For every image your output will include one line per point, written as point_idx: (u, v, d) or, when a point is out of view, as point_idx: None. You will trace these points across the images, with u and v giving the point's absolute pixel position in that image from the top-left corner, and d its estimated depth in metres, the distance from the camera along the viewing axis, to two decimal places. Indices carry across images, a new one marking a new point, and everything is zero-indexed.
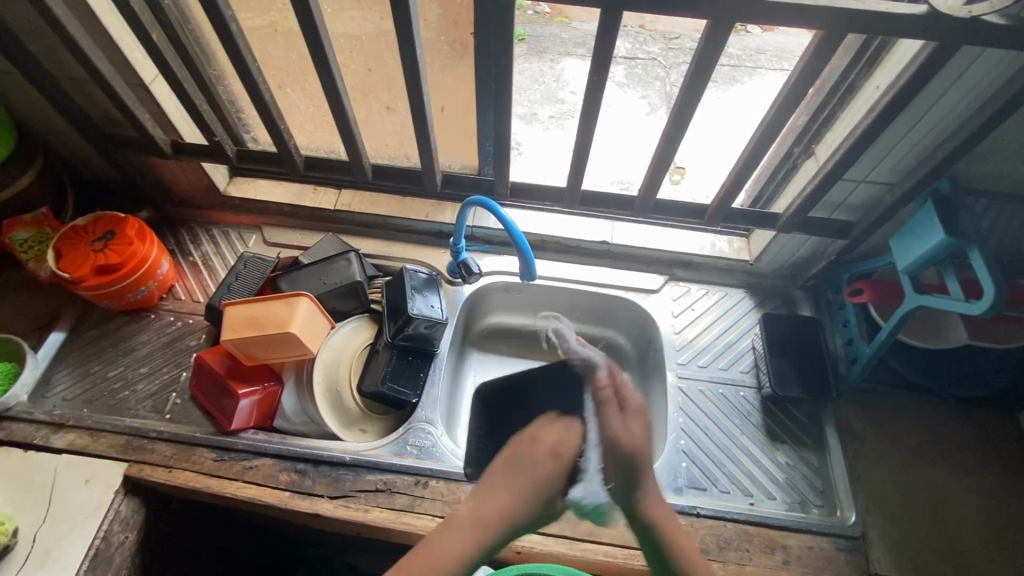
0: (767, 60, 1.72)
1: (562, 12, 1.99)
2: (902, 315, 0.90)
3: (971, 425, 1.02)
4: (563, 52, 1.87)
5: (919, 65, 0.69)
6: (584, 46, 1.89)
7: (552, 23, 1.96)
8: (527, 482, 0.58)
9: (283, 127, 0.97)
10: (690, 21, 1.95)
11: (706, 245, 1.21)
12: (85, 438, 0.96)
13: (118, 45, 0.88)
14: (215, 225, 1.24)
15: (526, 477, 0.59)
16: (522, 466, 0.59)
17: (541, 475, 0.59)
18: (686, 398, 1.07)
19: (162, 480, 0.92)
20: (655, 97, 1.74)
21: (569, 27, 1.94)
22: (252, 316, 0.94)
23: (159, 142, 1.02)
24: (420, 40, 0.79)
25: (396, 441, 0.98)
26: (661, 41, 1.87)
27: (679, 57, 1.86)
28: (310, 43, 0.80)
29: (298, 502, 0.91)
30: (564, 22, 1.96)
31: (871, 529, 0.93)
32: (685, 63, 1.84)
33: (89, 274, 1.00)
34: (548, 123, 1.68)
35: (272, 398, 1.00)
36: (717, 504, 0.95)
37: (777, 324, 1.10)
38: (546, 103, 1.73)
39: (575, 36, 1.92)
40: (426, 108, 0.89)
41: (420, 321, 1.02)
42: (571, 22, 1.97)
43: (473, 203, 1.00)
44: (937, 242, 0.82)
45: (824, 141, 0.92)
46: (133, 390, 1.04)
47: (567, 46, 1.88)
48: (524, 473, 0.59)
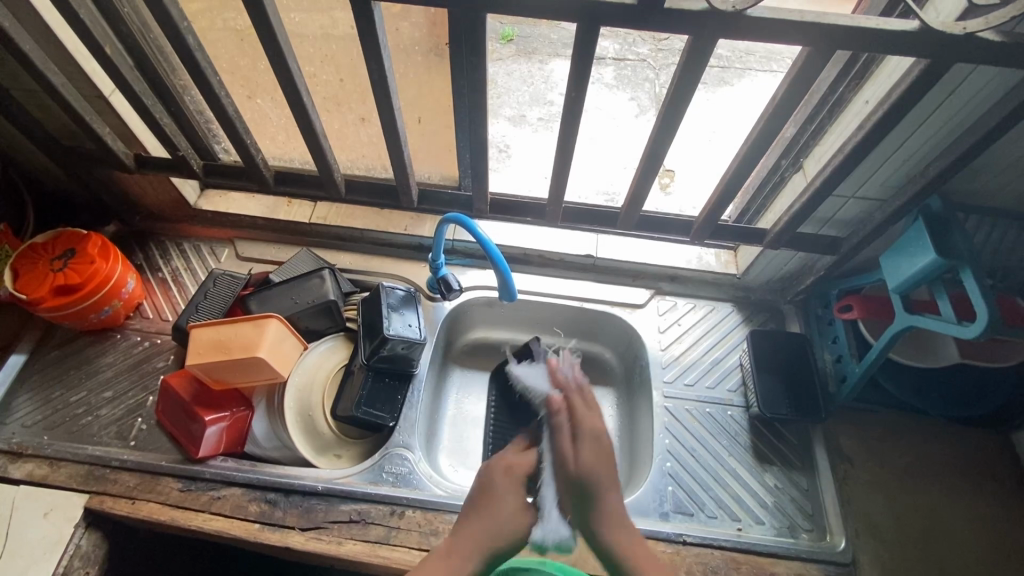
0: (757, 61, 1.69)
1: None
2: (891, 335, 0.88)
3: (962, 445, 1.00)
4: (551, 53, 1.84)
5: (909, 83, 0.66)
6: None
7: (541, 24, 1.92)
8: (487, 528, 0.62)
9: (250, 141, 0.92)
10: None
11: (693, 258, 1.18)
12: (44, 468, 0.92)
13: (72, 57, 0.84)
14: (185, 239, 1.19)
15: (489, 519, 0.63)
16: (488, 511, 0.63)
17: (512, 509, 0.64)
18: (672, 418, 1.04)
19: (125, 513, 0.88)
20: (645, 99, 1.71)
21: (558, 28, 1.91)
22: (219, 339, 0.90)
23: (121, 156, 0.98)
24: (388, 53, 0.75)
25: (371, 467, 0.94)
26: (650, 42, 1.84)
27: (668, 58, 1.83)
28: (273, 56, 0.76)
29: (267, 534, 0.87)
30: (552, 23, 1.93)
31: (862, 555, 0.90)
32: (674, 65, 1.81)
33: (48, 294, 0.96)
34: (536, 125, 1.65)
35: (241, 424, 0.96)
36: (704, 530, 0.92)
37: (766, 340, 1.07)
38: (534, 105, 1.69)
39: (563, 38, 1.89)
40: (398, 122, 0.84)
41: (396, 342, 0.98)
42: (560, 23, 1.94)
43: (449, 221, 0.95)
44: (929, 262, 0.79)
45: (812, 156, 0.89)
46: (96, 416, 0.99)
47: (556, 47, 1.85)
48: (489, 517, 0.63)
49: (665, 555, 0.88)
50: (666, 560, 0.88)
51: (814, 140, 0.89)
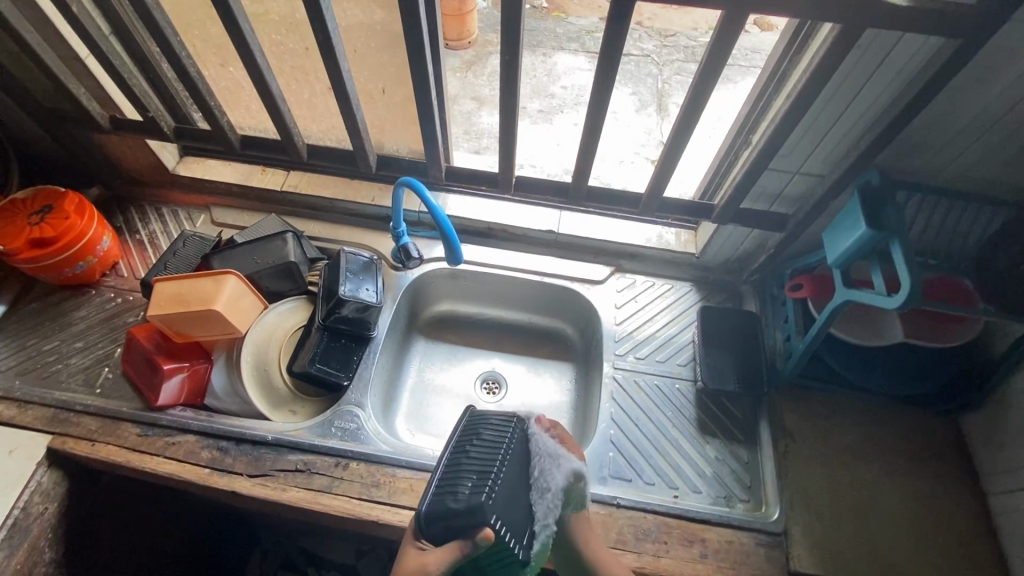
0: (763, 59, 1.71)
1: (559, 7, 2.01)
2: (832, 309, 0.89)
3: (907, 425, 1.01)
4: (556, 47, 1.88)
5: (828, 50, 0.67)
6: (577, 42, 1.90)
7: (548, 18, 1.97)
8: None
9: (214, 103, 0.96)
10: (686, 21, 1.96)
11: (653, 236, 1.20)
12: (13, 410, 0.97)
13: (43, 15, 0.88)
14: (164, 204, 1.24)
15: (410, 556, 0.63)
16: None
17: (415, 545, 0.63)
18: (619, 388, 1.06)
19: (85, 453, 0.93)
20: (646, 94, 1.74)
21: (564, 22, 1.96)
22: (179, 292, 0.94)
23: (96, 116, 1.02)
24: (331, 15, 0.77)
25: (321, 422, 0.98)
26: (656, 39, 1.90)
27: (674, 56, 1.88)
28: (223, 16, 0.79)
29: (215, 478, 0.91)
30: (560, 17, 1.98)
31: (794, 526, 0.91)
32: (678, 62, 1.85)
33: (24, 246, 1.01)
34: (536, 117, 1.67)
35: (201, 376, 1.00)
36: (640, 495, 0.94)
37: (718, 317, 1.09)
38: (536, 97, 1.72)
39: (569, 32, 1.93)
40: (348, 87, 0.87)
41: (351, 304, 1.02)
42: (567, 17, 1.98)
43: (402, 185, 0.98)
44: (860, 234, 0.80)
45: (758, 131, 0.91)
46: (66, 364, 1.04)
47: (560, 41, 1.89)
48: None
49: (597, 516, 0.90)
50: (598, 521, 0.90)
51: (761, 115, 0.90)
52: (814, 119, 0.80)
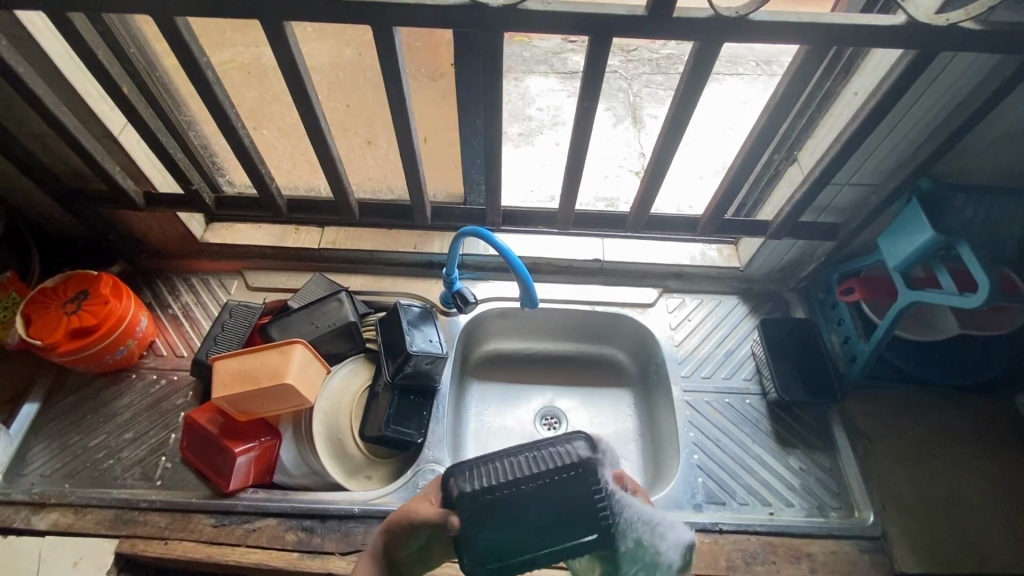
0: (724, 65, 1.73)
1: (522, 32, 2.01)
2: (898, 311, 0.92)
3: (973, 413, 1.04)
4: (525, 70, 1.85)
5: (901, 72, 0.70)
6: (546, 63, 1.88)
7: (513, 44, 1.94)
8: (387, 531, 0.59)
9: (264, 170, 0.92)
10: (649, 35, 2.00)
11: (696, 254, 1.22)
12: (70, 516, 0.90)
13: (82, 99, 0.84)
14: (193, 274, 1.19)
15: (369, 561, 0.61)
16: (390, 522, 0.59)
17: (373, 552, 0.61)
18: (693, 411, 1.06)
19: (159, 554, 0.87)
20: (620, 108, 1.75)
21: (529, 45, 1.93)
22: (245, 369, 0.89)
23: (131, 194, 0.97)
24: (406, 74, 0.75)
25: (405, 485, 0.94)
26: (620, 54, 1.88)
27: (640, 69, 1.86)
28: (292, 87, 0.76)
29: (307, 562, 0.86)
30: (525, 41, 1.97)
31: (891, 527, 0.93)
32: (645, 74, 1.84)
33: (63, 338, 0.94)
34: (518, 140, 1.66)
35: (270, 454, 0.95)
36: (738, 517, 0.94)
37: (776, 328, 1.11)
38: (513, 122, 1.71)
39: (535, 55, 1.90)
40: (414, 144, 0.85)
41: (420, 358, 0.98)
42: (532, 41, 1.96)
43: (466, 234, 0.96)
44: (928, 239, 0.83)
45: (807, 148, 0.94)
46: (118, 458, 0.97)
47: (529, 64, 1.86)
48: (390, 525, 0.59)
49: (704, 546, 0.90)
50: (705, 550, 0.90)
51: (807, 132, 0.94)
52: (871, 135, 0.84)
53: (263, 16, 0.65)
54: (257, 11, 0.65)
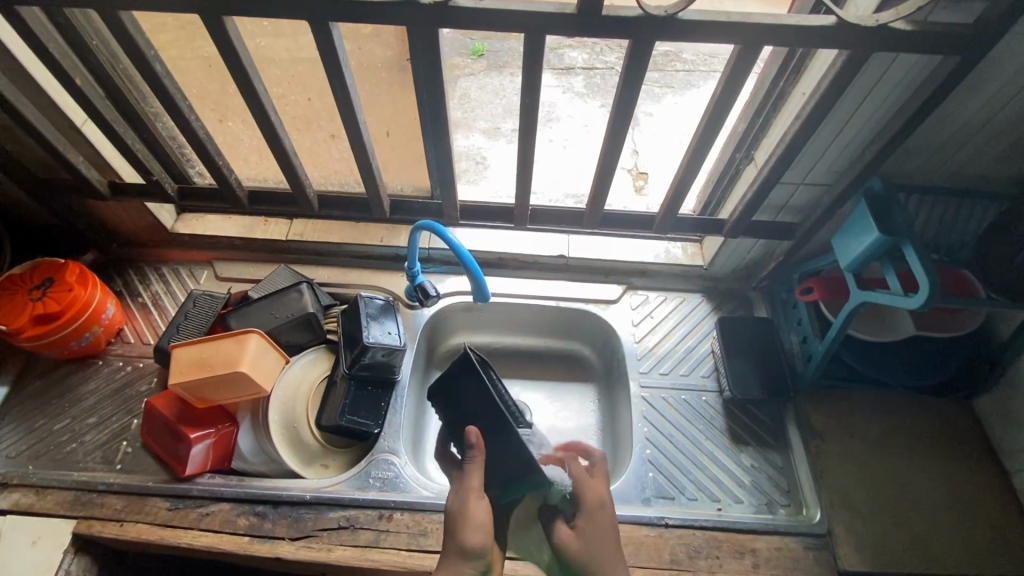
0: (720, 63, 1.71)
1: None
2: (849, 311, 0.92)
3: (926, 414, 1.05)
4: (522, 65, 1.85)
5: (836, 73, 0.71)
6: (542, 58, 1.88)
7: (511, 39, 1.92)
8: (468, 540, 0.63)
9: (222, 162, 0.94)
10: None
11: (661, 252, 1.22)
12: (31, 497, 0.93)
13: (43, 91, 0.86)
14: (163, 264, 1.21)
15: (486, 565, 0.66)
16: (460, 525, 0.64)
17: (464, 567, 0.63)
18: (649, 407, 1.07)
19: (115, 535, 0.89)
20: None
21: None
22: (201, 357, 0.91)
23: (96, 184, 0.99)
24: (349, 68, 0.76)
25: (358, 474, 0.96)
26: (617, 51, 1.86)
27: None
28: (239, 82, 0.77)
29: (257, 546, 0.89)
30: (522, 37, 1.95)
31: (837, 525, 0.94)
32: None
33: (28, 324, 0.97)
34: (510, 136, 1.64)
35: (227, 440, 0.97)
36: (686, 512, 0.95)
37: (735, 327, 1.11)
38: (507, 116, 1.71)
39: None
40: (364, 136, 0.86)
41: (377, 349, 1.01)
42: None
43: (423, 228, 0.97)
44: (873, 239, 0.84)
45: (762, 147, 0.94)
46: (81, 442, 0.99)
47: None
48: (463, 532, 0.63)
49: (648, 539, 0.91)
50: (649, 544, 0.91)
51: (763, 132, 0.94)
52: (819, 135, 0.84)
53: (202, 10, 0.67)
54: (195, 5, 0.66)
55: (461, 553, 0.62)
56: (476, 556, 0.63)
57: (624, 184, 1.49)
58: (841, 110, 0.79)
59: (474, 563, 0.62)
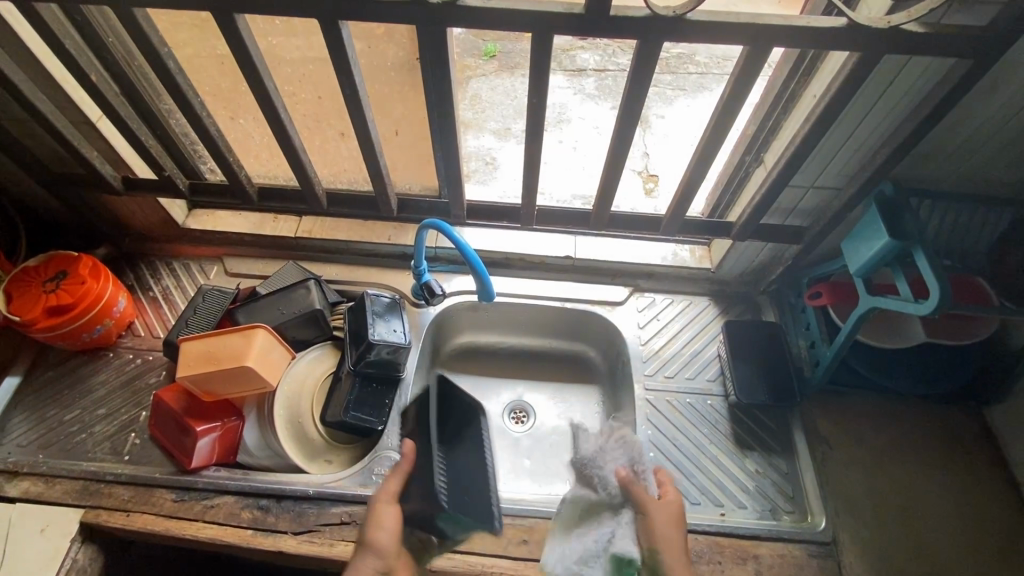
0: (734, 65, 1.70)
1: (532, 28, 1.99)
2: (858, 317, 0.91)
3: (936, 423, 1.03)
4: None
5: (847, 74, 0.70)
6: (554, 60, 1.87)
7: (522, 40, 1.92)
8: (375, 538, 0.69)
9: (232, 159, 0.95)
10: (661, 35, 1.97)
11: (668, 254, 1.21)
12: (40, 485, 0.94)
13: (59, 86, 0.88)
14: (174, 258, 1.22)
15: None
16: (370, 529, 0.70)
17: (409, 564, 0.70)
18: (654, 410, 1.07)
19: (121, 525, 0.90)
20: None
21: None
22: (208, 350, 0.92)
23: (110, 178, 1.01)
24: (358, 67, 0.77)
25: (361, 470, 0.96)
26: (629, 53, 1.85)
27: None
28: (250, 80, 0.78)
29: (260, 539, 0.89)
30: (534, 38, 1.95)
31: (842, 533, 0.92)
32: None
33: (41, 315, 0.98)
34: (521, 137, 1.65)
35: (233, 434, 0.98)
36: (688, 516, 0.94)
37: (742, 331, 1.10)
38: (518, 117, 1.71)
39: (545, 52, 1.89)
40: (372, 135, 0.87)
41: (382, 347, 1.01)
42: None
43: (429, 227, 0.98)
44: (883, 244, 0.83)
45: (772, 149, 0.93)
46: (90, 432, 1.01)
47: None
48: (372, 535, 0.69)
49: None
50: None
51: (773, 134, 0.93)
52: (829, 137, 0.83)
53: (214, 8, 0.68)
54: (208, 3, 0.68)
55: (368, 549, 0.69)
56: (379, 552, 0.68)
57: (635, 186, 1.49)
58: (852, 112, 0.78)
59: (376, 558, 0.68)
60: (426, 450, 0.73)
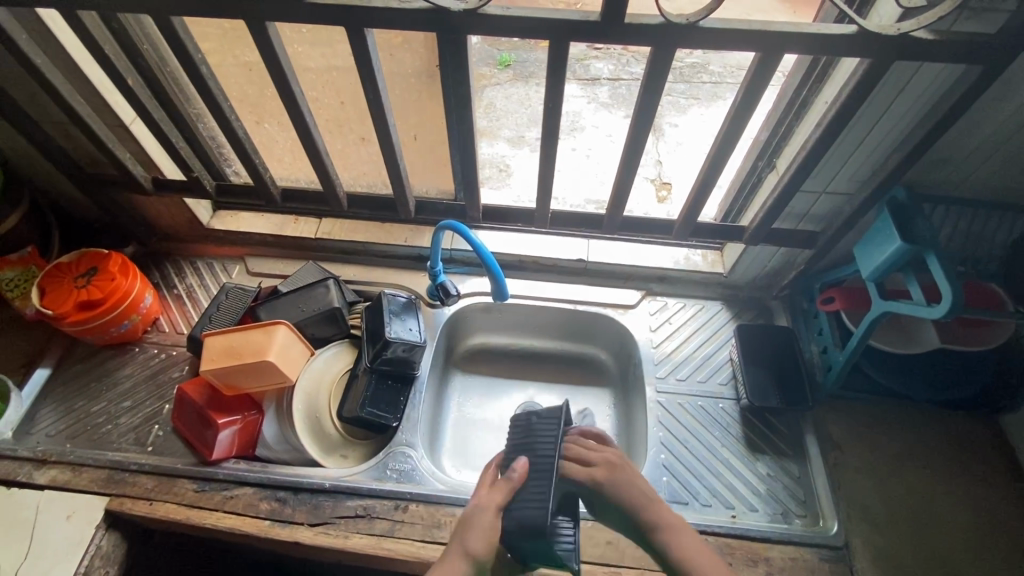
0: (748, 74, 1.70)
1: None
2: (870, 321, 0.92)
3: (950, 429, 1.03)
4: None
5: (858, 80, 0.71)
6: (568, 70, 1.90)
7: (537, 49, 1.95)
8: (471, 544, 0.64)
9: (258, 161, 0.99)
10: None
11: (680, 258, 1.22)
12: (67, 474, 0.97)
13: (96, 90, 0.92)
14: (198, 258, 1.26)
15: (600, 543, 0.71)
16: (467, 533, 0.66)
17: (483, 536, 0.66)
18: (665, 412, 1.07)
19: (144, 513, 0.93)
20: None
21: None
22: (231, 345, 0.95)
23: (140, 179, 1.05)
24: (381, 71, 0.80)
25: (376, 465, 0.98)
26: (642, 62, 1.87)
27: None
28: (278, 84, 0.82)
29: (277, 530, 0.91)
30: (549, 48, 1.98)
31: (854, 538, 0.92)
32: None
33: (72, 309, 1.02)
34: (534, 144, 1.68)
35: (252, 428, 1.01)
36: (699, 518, 0.95)
37: (755, 335, 1.11)
38: (532, 125, 1.73)
39: None
40: (392, 137, 0.90)
41: (398, 345, 1.03)
42: None
43: (445, 228, 1.00)
44: (895, 248, 0.83)
45: (784, 155, 0.95)
46: (116, 424, 1.04)
47: None
48: (468, 538, 0.65)
49: None
50: None
51: (786, 140, 0.94)
52: (841, 142, 0.84)
53: (247, 16, 0.71)
54: (242, 11, 0.71)
55: (464, 556, 0.64)
56: (476, 561, 0.63)
57: (647, 194, 1.51)
58: (863, 118, 0.80)
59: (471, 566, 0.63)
60: (542, 472, 0.71)
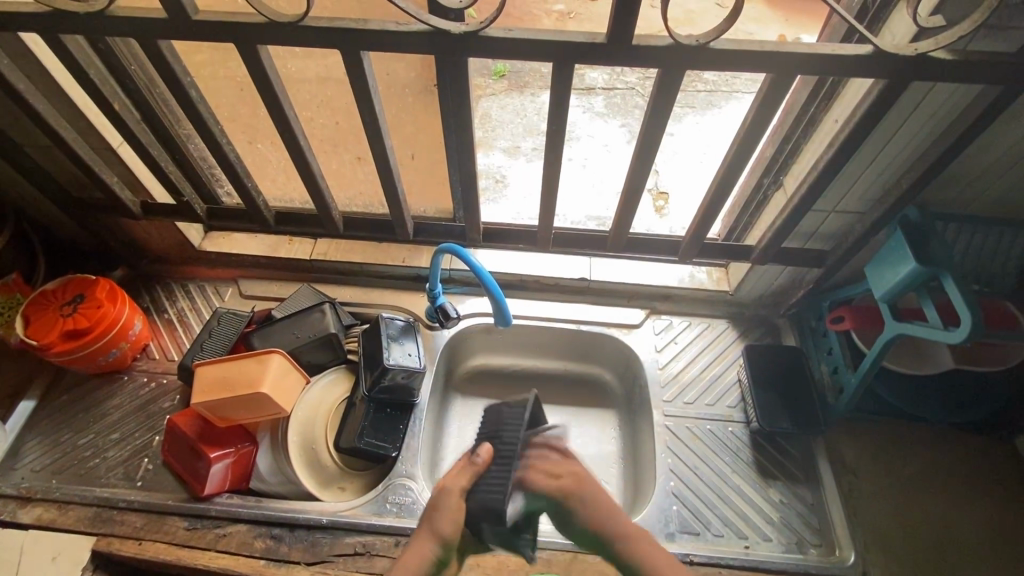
0: (745, 84, 1.68)
1: None
2: (884, 342, 0.89)
3: (965, 452, 1.00)
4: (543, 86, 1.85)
5: (872, 102, 0.69)
6: None
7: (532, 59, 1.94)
8: (437, 525, 0.58)
9: (251, 184, 0.96)
10: None
11: (685, 276, 1.20)
12: (53, 512, 0.94)
13: (81, 114, 0.89)
14: (189, 281, 1.23)
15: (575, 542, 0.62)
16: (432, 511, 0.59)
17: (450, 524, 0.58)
18: (672, 437, 1.04)
19: (132, 554, 0.89)
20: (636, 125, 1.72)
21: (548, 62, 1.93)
22: (223, 376, 0.92)
23: (129, 203, 1.02)
24: (377, 92, 0.77)
25: (375, 499, 0.94)
26: (638, 71, 1.86)
27: None
28: (271, 108, 0.79)
29: (272, 570, 0.88)
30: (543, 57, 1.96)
31: (871, 569, 0.89)
32: None
33: (57, 339, 0.98)
34: (530, 155, 1.65)
35: (246, 460, 0.97)
36: (711, 549, 0.91)
37: (764, 356, 1.08)
38: (527, 136, 1.70)
39: None
40: (390, 159, 0.87)
41: (396, 371, 1.00)
42: None
43: (444, 250, 0.97)
44: (910, 270, 0.81)
45: (791, 173, 0.92)
46: (104, 457, 1.00)
47: None
48: (435, 517, 0.58)
49: None
50: None
51: (793, 158, 0.92)
52: (852, 161, 0.82)
53: (238, 40, 0.69)
54: (232, 35, 0.68)
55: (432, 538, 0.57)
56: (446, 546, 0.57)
57: (646, 206, 1.49)
58: (874, 137, 0.77)
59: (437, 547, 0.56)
60: (507, 458, 0.62)
